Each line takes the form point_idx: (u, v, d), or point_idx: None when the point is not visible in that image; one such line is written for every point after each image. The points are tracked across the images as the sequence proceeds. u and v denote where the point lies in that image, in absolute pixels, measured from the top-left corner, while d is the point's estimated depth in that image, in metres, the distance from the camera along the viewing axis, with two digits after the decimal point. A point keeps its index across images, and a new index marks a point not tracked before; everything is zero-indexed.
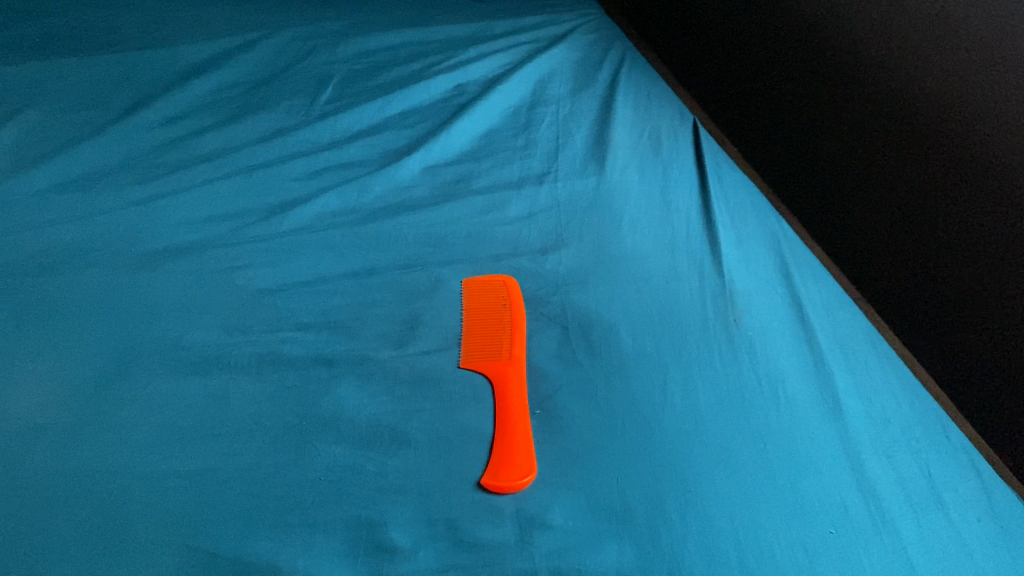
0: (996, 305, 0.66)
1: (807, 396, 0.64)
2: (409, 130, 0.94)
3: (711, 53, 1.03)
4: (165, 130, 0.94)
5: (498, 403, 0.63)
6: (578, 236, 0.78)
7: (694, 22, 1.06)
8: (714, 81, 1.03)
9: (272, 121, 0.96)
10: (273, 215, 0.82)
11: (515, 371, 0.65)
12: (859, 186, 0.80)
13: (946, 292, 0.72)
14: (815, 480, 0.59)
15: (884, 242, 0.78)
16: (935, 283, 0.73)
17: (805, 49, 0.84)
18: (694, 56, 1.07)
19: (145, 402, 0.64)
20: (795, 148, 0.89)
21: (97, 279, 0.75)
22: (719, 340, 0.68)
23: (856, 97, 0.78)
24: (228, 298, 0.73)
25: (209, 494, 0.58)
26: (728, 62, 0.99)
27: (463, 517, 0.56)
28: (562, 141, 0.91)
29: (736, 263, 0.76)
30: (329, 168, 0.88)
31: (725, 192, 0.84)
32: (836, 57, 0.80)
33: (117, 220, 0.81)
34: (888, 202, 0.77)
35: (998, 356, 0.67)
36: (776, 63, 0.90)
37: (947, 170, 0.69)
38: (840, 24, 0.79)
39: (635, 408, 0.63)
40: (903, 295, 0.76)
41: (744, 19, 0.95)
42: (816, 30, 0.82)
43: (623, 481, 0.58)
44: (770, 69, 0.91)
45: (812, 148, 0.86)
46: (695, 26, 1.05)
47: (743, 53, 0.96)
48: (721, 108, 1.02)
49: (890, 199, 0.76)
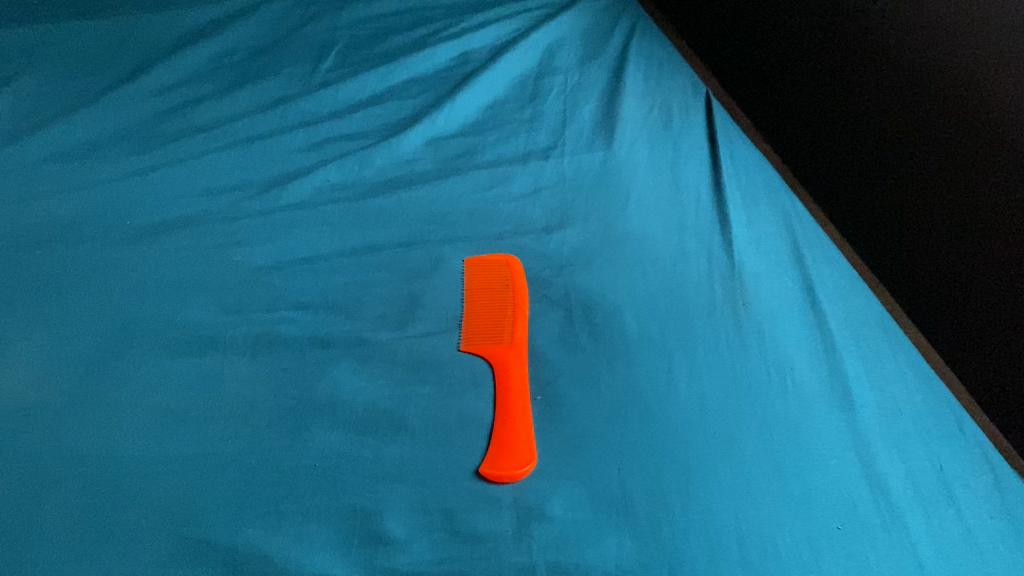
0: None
1: (816, 385, 0.62)
2: (412, 100, 0.91)
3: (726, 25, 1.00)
4: (163, 98, 0.92)
5: (499, 389, 0.62)
6: (584, 214, 0.76)
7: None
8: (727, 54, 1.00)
9: (272, 89, 0.93)
10: (271, 188, 0.80)
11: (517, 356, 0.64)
12: (878, 186, 0.78)
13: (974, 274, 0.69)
14: (823, 474, 0.57)
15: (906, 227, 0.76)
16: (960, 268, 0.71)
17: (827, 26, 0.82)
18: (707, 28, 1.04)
19: (138, 383, 0.63)
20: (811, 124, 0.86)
21: (91, 254, 0.73)
22: (726, 324, 0.66)
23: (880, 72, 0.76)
24: (224, 276, 0.71)
25: (201, 479, 0.57)
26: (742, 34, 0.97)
27: (460, 507, 0.55)
28: (569, 114, 0.88)
29: (747, 243, 0.73)
30: (330, 140, 0.86)
31: (737, 169, 0.82)
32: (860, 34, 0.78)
33: (112, 192, 0.80)
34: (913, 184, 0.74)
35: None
36: (795, 39, 0.87)
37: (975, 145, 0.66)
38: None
39: (639, 394, 0.61)
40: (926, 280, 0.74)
41: None
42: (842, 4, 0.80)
43: (624, 470, 0.57)
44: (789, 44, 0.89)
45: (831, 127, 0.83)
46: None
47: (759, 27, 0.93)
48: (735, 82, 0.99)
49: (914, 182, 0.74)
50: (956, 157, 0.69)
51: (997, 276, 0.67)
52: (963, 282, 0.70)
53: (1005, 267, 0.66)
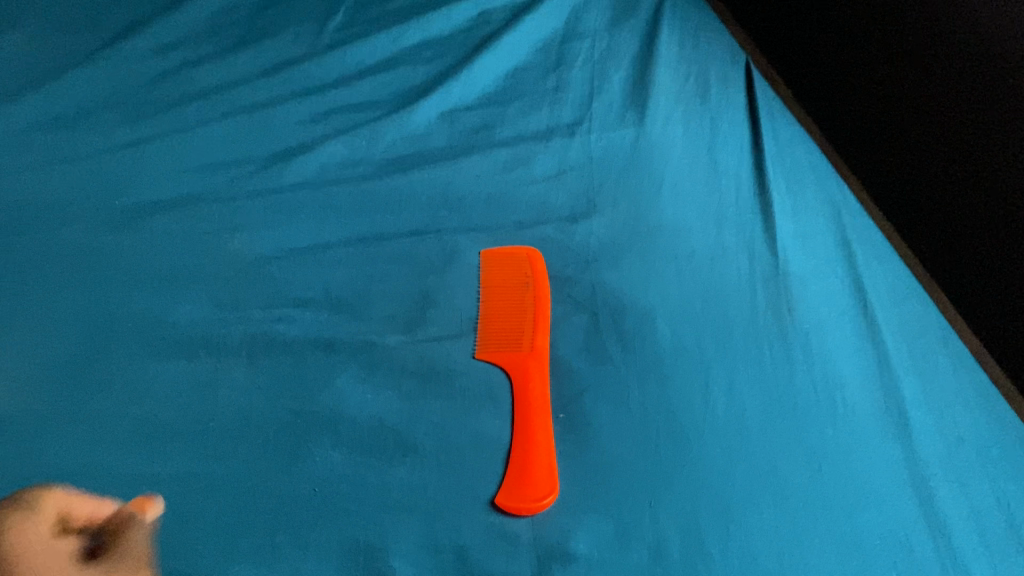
0: None
1: (868, 406, 0.56)
2: (426, 66, 0.84)
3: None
4: (159, 59, 0.84)
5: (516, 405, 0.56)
6: (612, 202, 0.69)
7: None
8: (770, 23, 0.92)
9: (276, 51, 0.86)
10: (272, 165, 0.73)
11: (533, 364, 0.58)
12: (922, 175, 0.72)
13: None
14: (876, 512, 0.51)
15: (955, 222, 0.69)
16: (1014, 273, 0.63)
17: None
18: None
19: (124, 391, 0.57)
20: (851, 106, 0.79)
21: (77, 238, 0.67)
22: (770, 333, 0.60)
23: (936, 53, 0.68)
24: (220, 266, 0.65)
25: (190, 505, 0.52)
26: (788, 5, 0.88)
27: (474, 544, 0.50)
28: (598, 83, 0.81)
29: (792, 239, 0.67)
30: (337, 109, 0.79)
31: (781, 151, 0.74)
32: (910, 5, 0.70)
33: (101, 166, 0.73)
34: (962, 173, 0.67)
35: None
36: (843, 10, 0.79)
37: None
38: None
39: (673, 416, 0.55)
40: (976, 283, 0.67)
41: None
42: None
43: (656, 506, 0.51)
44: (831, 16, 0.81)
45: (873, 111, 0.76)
46: None
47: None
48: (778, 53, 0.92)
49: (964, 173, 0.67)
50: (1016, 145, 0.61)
51: None
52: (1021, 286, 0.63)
53: None
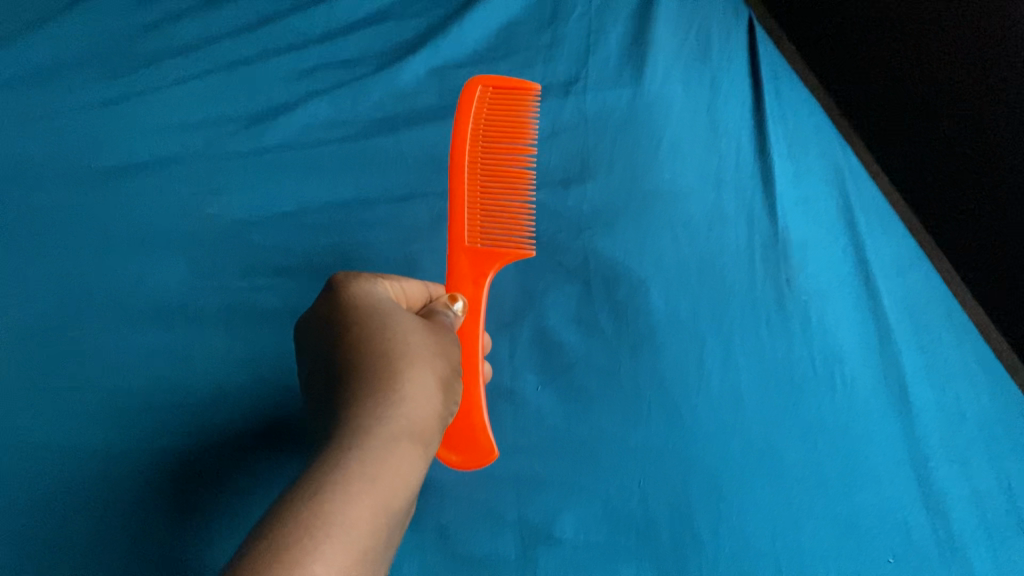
0: None
1: (869, 381, 0.54)
2: (417, 20, 0.80)
3: None
4: (139, 11, 0.80)
5: (464, 292, 0.54)
6: (607, 164, 0.66)
7: None
8: None
9: (260, 3, 0.81)
10: (255, 125, 0.71)
11: (459, 219, 0.55)
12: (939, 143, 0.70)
13: None
14: (872, 492, 0.50)
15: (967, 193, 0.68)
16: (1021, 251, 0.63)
17: None
18: None
19: (99, 362, 0.56)
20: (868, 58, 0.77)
21: (51, 200, 0.65)
22: (767, 305, 0.58)
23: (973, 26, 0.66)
24: (199, 231, 0.63)
25: (162, 477, 0.50)
26: None
27: (456, 524, 0.49)
28: (595, 40, 0.76)
29: (793, 205, 0.64)
30: (322, 66, 0.76)
31: (784, 112, 0.71)
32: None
33: (76, 125, 0.70)
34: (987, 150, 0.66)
35: None
36: None
37: None
38: None
39: (665, 391, 0.53)
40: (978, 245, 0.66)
41: None
42: None
43: (645, 485, 0.50)
44: None
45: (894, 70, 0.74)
46: None
47: None
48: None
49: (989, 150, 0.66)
50: None
51: None
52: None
53: None
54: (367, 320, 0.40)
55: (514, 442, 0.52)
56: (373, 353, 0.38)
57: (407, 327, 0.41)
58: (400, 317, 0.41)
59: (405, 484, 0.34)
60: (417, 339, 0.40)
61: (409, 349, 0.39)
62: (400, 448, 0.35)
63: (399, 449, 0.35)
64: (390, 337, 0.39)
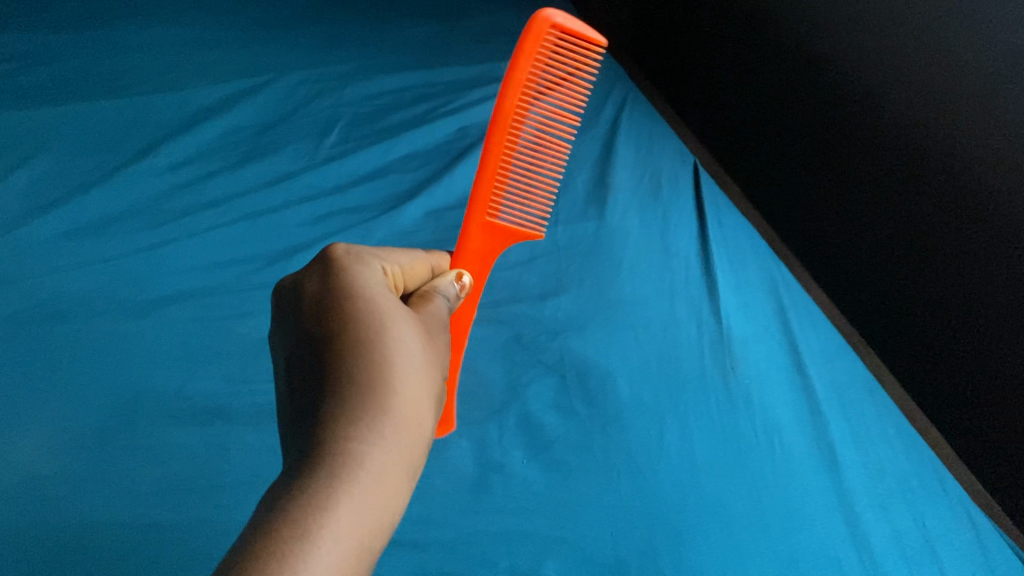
0: (996, 405, 0.75)
1: (803, 446, 0.65)
2: (412, 175, 0.95)
3: (733, 123, 1.11)
4: (175, 174, 0.94)
5: (471, 266, 0.61)
6: (578, 281, 0.79)
7: (724, 79, 1.12)
8: (737, 148, 1.11)
9: (279, 164, 0.96)
10: (277, 261, 0.83)
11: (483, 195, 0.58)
12: (865, 288, 0.90)
13: (950, 375, 0.80)
14: (807, 534, 0.59)
15: (891, 324, 0.87)
16: (935, 366, 0.82)
17: (840, 149, 0.91)
18: (718, 116, 1.14)
19: (147, 455, 0.65)
20: (812, 222, 0.98)
21: (104, 326, 0.75)
22: (716, 389, 0.69)
23: (877, 209, 0.87)
24: (232, 348, 0.74)
25: (210, 547, 0.59)
26: (753, 135, 1.06)
27: (457, 570, 0.56)
28: (564, 183, 0.91)
29: (735, 308, 0.76)
30: (334, 213, 0.90)
31: (725, 237, 0.85)
32: (859, 162, 0.88)
33: (124, 266, 0.81)
34: (896, 297, 0.86)
35: (1000, 446, 0.74)
36: (803, 151, 0.97)
37: (959, 290, 0.78)
38: (868, 128, 0.86)
39: (632, 460, 0.63)
40: (910, 362, 0.85)
41: (775, 93, 1.01)
42: (849, 129, 0.89)
43: (617, 534, 0.58)
44: (793, 151, 0.99)
45: (829, 233, 0.95)
46: (727, 82, 1.11)
47: (773, 126, 1.02)
48: (745, 170, 1.10)
49: (896, 295, 0.86)
50: (936, 288, 0.80)
51: (976, 385, 0.77)
52: (944, 375, 0.81)
53: (981, 380, 0.77)
54: (360, 340, 0.42)
55: (504, 504, 0.60)
56: (370, 382, 0.40)
57: (401, 347, 0.43)
58: (402, 331, 0.44)
59: (382, 521, 0.36)
60: (404, 361, 0.42)
61: (406, 384, 0.42)
62: (387, 488, 0.37)
63: (387, 482, 0.38)
64: (380, 365, 0.41)
